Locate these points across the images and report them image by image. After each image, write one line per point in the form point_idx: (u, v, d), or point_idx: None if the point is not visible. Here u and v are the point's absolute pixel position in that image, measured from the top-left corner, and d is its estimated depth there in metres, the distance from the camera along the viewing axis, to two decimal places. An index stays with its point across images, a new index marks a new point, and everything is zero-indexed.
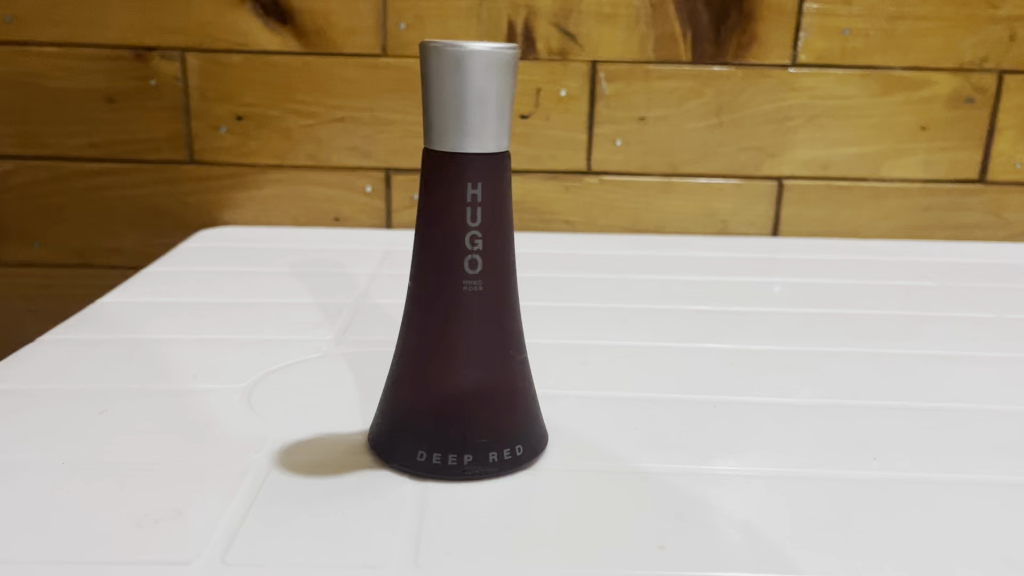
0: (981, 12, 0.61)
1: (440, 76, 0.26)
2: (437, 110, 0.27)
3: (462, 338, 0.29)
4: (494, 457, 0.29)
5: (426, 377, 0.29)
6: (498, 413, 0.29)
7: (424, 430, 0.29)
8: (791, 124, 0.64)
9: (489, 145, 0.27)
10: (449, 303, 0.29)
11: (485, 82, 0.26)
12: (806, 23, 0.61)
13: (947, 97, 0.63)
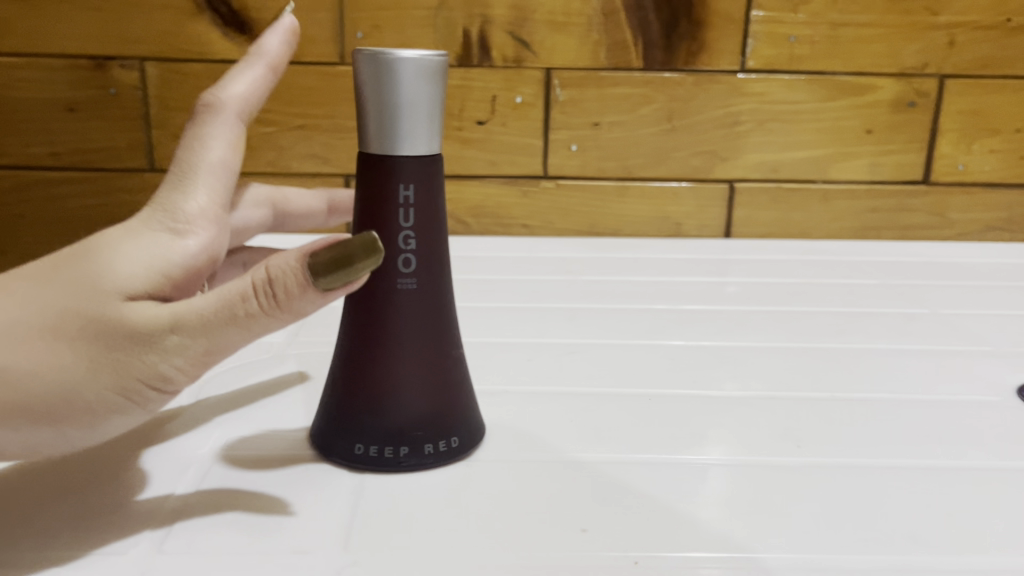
0: (922, 19, 0.63)
1: (372, 82, 0.27)
2: (370, 115, 0.28)
3: (397, 336, 0.30)
4: (429, 448, 0.30)
5: (363, 372, 0.30)
6: (434, 407, 0.30)
7: (362, 424, 0.30)
8: (741, 129, 0.65)
9: (422, 147, 0.28)
10: (385, 300, 0.29)
11: (414, 88, 0.27)
12: (754, 30, 0.63)
13: (890, 101, 0.65)
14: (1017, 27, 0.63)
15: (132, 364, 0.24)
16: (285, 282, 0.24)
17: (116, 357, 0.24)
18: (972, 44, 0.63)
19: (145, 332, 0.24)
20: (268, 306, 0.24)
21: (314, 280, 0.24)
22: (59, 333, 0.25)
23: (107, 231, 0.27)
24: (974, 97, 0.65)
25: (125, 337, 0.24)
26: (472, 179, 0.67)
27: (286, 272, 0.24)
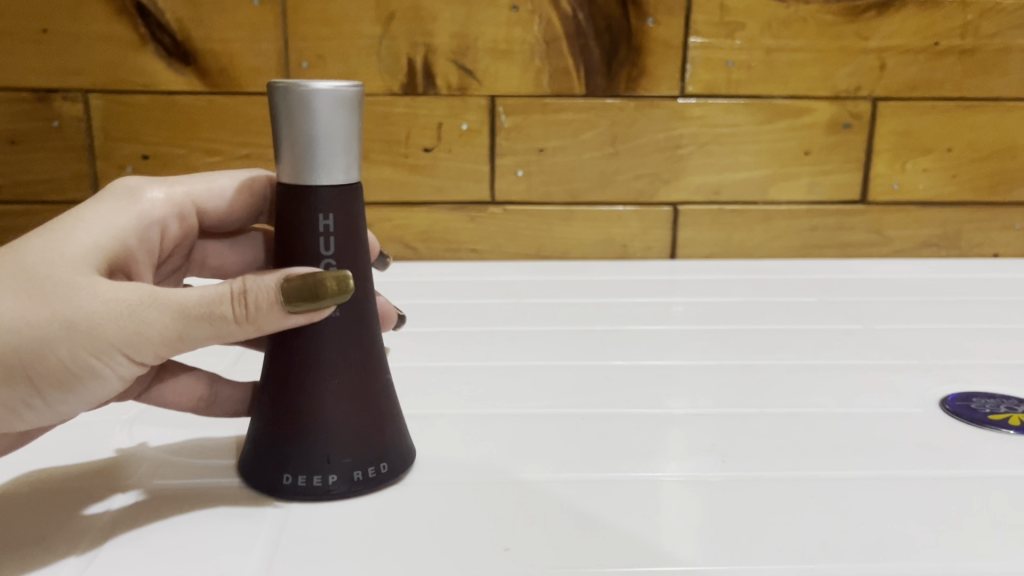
0: (853, 44, 0.65)
1: (288, 114, 0.28)
2: (288, 148, 0.28)
3: (321, 365, 0.30)
4: (358, 475, 0.30)
5: (290, 400, 0.30)
6: (361, 434, 0.30)
7: (289, 455, 0.30)
8: (682, 152, 0.67)
9: (340, 176, 0.29)
10: (308, 328, 0.30)
11: (329, 117, 0.28)
12: (691, 57, 0.65)
13: (826, 123, 0.67)
14: (944, 51, 0.65)
15: (101, 324, 0.26)
16: (258, 296, 0.26)
17: (90, 320, 0.26)
18: (901, 67, 0.66)
19: (118, 304, 0.26)
20: (238, 314, 0.26)
21: (284, 302, 0.26)
22: (27, 287, 0.26)
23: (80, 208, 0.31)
24: (906, 119, 0.67)
25: (96, 299, 0.26)
26: (420, 206, 0.67)
27: (260, 287, 0.26)
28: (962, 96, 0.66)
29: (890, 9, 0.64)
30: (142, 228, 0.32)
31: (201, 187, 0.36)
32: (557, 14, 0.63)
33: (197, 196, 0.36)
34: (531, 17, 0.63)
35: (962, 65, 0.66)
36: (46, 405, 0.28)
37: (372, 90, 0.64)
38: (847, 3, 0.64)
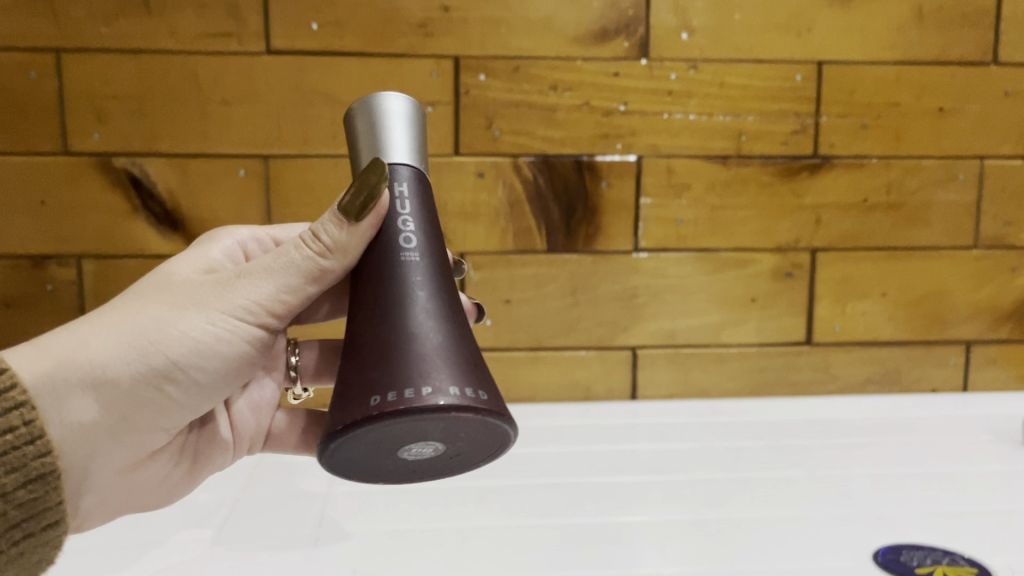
0: (790, 200, 0.71)
1: (363, 112, 0.37)
2: (364, 139, 0.37)
3: (406, 299, 0.34)
4: (453, 391, 0.32)
5: (379, 339, 0.34)
6: (448, 358, 0.33)
7: (379, 383, 0.32)
8: (638, 300, 0.72)
9: (401, 157, 0.37)
10: (393, 274, 0.35)
11: (394, 110, 0.37)
12: (644, 215, 0.71)
13: (770, 273, 0.72)
14: (873, 206, 0.72)
15: (207, 298, 0.39)
16: (329, 228, 0.37)
17: (203, 298, 0.39)
18: (836, 220, 0.72)
19: (217, 283, 0.39)
20: (316, 250, 0.38)
21: (344, 218, 0.36)
22: (145, 298, 0.39)
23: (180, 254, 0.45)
24: (843, 266, 0.72)
25: (197, 289, 0.39)
26: None
27: (327, 221, 0.37)
28: (892, 245, 0.73)
29: (822, 169, 0.71)
30: (226, 252, 0.46)
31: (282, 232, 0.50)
32: (519, 180, 0.69)
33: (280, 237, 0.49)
34: (495, 182, 0.69)
35: (889, 218, 0.72)
36: (190, 377, 0.39)
37: None
38: (782, 165, 0.71)
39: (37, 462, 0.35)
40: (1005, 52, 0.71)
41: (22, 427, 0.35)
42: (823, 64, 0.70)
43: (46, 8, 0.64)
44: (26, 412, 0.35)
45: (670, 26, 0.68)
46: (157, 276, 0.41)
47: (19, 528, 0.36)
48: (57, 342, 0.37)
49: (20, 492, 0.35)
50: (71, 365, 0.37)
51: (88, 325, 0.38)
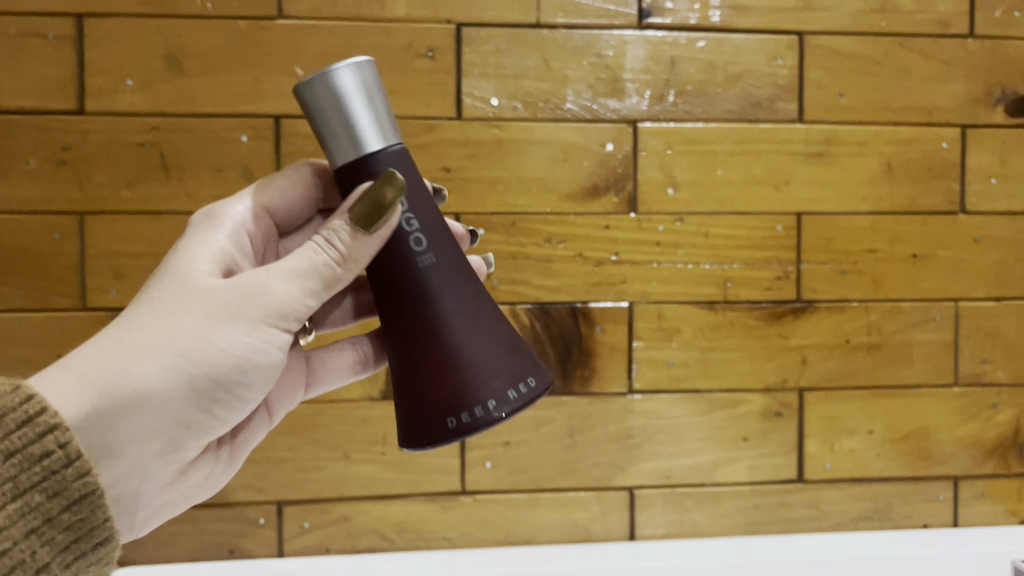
0: (777, 342, 0.74)
1: (322, 95, 0.41)
2: (331, 120, 0.41)
3: (441, 310, 0.43)
4: (510, 393, 0.43)
5: (438, 355, 0.43)
6: (494, 361, 0.43)
7: (452, 402, 0.42)
8: (633, 440, 0.74)
9: (372, 125, 0.42)
10: (420, 284, 0.43)
11: (350, 82, 0.41)
12: (637, 357, 0.73)
13: (759, 412, 0.75)
14: (855, 346, 0.75)
15: (235, 307, 0.41)
16: (342, 236, 0.42)
17: (232, 308, 0.41)
18: (821, 361, 0.75)
19: (243, 290, 0.42)
20: (333, 257, 0.42)
21: (359, 228, 0.41)
22: (174, 310, 0.41)
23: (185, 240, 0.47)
24: (830, 405, 0.75)
25: (224, 296, 0.42)
26: (395, 498, 0.72)
27: (340, 229, 0.42)
28: (875, 384, 0.76)
29: (805, 312, 0.75)
30: (232, 237, 0.48)
31: (262, 194, 0.52)
32: (516, 325, 0.72)
33: (263, 201, 0.52)
34: None
35: (871, 358, 0.75)
36: (225, 386, 0.43)
37: (353, 395, 0.71)
38: (768, 309, 0.74)
39: (77, 483, 0.38)
40: (971, 202, 0.76)
41: (58, 450, 0.37)
42: (801, 215, 0.74)
43: (72, 174, 0.68)
44: (60, 435, 0.37)
45: (657, 182, 0.73)
46: (180, 279, 0.43)
47: (70, 548, 0.39)
48: (98, 369, 0.40)
49: (66, 514, 0.38)
50: (115, 397, 0.40)
51: (124, 347, 0.41)
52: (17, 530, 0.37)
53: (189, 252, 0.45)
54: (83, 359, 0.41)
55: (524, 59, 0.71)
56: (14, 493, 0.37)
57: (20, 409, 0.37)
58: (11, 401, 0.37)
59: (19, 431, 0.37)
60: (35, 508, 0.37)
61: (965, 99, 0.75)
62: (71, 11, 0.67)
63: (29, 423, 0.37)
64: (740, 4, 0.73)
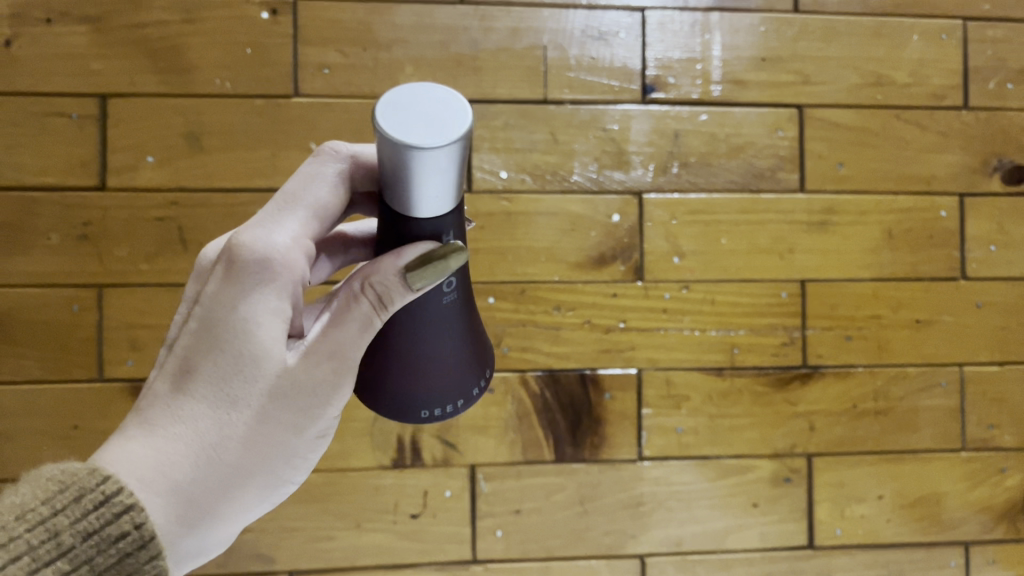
0: (784, 408, 0.75)
1: (406, 158, 0.31)
2: (403, 177, 0.32)
3: (444, 332, 0.41)
4: (474, 390, 0.44)
5: (427, 368, 0.41)
6: (472, 364, 0.43)
7: (426, 402, 0.42)
8: (644, 508, 0.74)
9: (441, 202, 0.34)
10: (433, 312, 0.40)
11: (445, 159, 0.31)
12: (646, 424, 0.74)
13: (769, 478, 0.75)
14: (862, 412, 0.76)
15: (312, 413, 0.40)
16: (389, 288, 0.37)
17: (310, 414, 0.40)
18: (828, 426, 0.76)
19: (320, 388, 0.39)
20: (379, 316, 0.38)
21: (408, 286, 0.37)
22: (250, 420, 0.38)
23: (227, 279, 0.38)
24: (839, 471, 0.76)
25: (305, 403, 0.39)
26: (406, 568, 0.72)
27: (389, 280, 0.37)
28: (883, 449, 0.76)
29: (811, 378, 0.76)
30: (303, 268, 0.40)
31: (308, 201, 0.43)
32: (527, 393, 0.73)
33: (307, 207, 0.43)
34: (505, 396, 0.73)
35: (878, 423, 0.76)
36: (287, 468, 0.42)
37: (365, 464, 0.72)
38: (775, 375, 0.75)
39: (148, 566, 0.35)
40: (972, 268, 0.77)
41: (133, 531, 0.34)
42: (806, 282, 0.76)
43: (92, 249, 0.69)
44: (137, 514, 0.35)
45: (662, 251, 0.74)
46: (247, 371, 0.38)
47: None
48: (178, 498, 0.37)
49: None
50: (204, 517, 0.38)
51: (203, 466, 0.37)
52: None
53: (249, 320, 0.38)
54: (162, 474, 0.36)
55: (532, 134, 0.73)
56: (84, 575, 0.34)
57: (93, 491, 0.35)
58: (87, 481, 0.35)
59: (93, 509, 0.34)
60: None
61: (962, 168, 0.78)
62: (95, 91, 0.69)
63: (105, 503, 0.35)
64: (740, 79, 0.75)
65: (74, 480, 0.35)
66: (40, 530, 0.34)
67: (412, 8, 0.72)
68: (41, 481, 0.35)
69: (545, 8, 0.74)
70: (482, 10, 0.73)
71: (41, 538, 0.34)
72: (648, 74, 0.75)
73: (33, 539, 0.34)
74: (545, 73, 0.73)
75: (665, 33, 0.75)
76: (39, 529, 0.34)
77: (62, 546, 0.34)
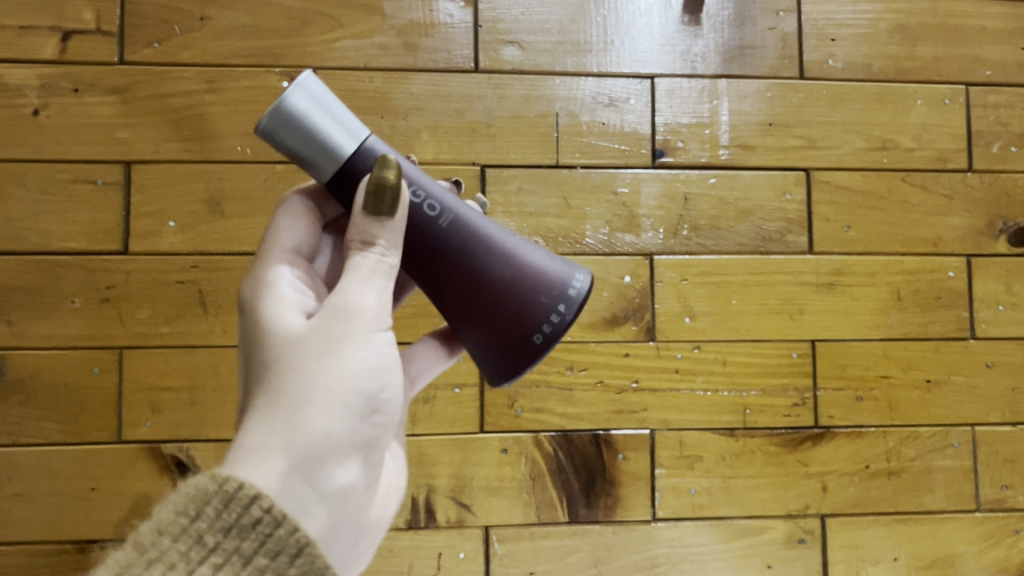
0: (797, 468, 0.75)
1: (282, 119, 0.44)
2: (298, 137, 0.44)
3: (485, 258, 0.47)
4: (569, 293, 0.48)
5: (501, 297, 0.47)
6: (543, 275, 0.48)
7: (529, 325, 0.47)
8: (658, 570, 0.74)
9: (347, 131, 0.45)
10: (459, 246, 0.47)
11: (306, 97, 0.44)
12: (660, 485, 0.74)
13: (783, 539, 0.75)
14: (875, 472, 0.76)
15: (345, 334, 0.43)
16: (362, 229, 0.44)
17: (343, 335, 0.42)
18: (841, 487, 0.76)
19: (347, 312, 0.43)
20: (374, 252, 0.44)
21: (369, 212, 0.44)
22: (290, 369, 0.42)
23: (247, 326, 0.46)
24: (853, 532, 0.76)
25: (331, 332, 0.42)
26: None
27: (358, 225, 0.44)
28: (897, 510, 0.76)
29: (823, 439, 0.76)
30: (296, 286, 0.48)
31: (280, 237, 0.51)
32: (541, 454, 0.73)
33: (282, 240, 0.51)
34: (518, 457, 0.73)
35: (892, 483, 0.76)
36: (374, 400, 0.43)
37: None
38: (787, 436, 0.76)
39: (290, 539, 0.36)
40: (981, 328, 0.78)
41: (265, 515, 0.36)
42: (816, 343, 0.76)
43: (114, 311, 0.71)
44: (264, 499, 0.36)
45: (674, 312, 0.75)
46: (274, 347, 0.43)
47: None
48: (253, 449, 0.39)
49: (294, 568, 0.36)
50: (293, 458, 0.40)
51: (265, 421, 0.40)
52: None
53: (266, 325, 0.44)
54: (233, 448, 0.40)
55: (545, 198, 0.75)
56: (235, 564, 0.35)
57: (216, 490, 0.36)
58: (210, 486, 0.36)
59: (225, 507, 0.36)
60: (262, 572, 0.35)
61: (969, 230, 0.79)
62: (120, 158, 0.72)
63: (232, 499, 0.36)
64: (747, 143, 0.77)
65: (194, 488, 0.36)
66: (186, 536, 0.35)
67: (428, 77, 0.75)
68: (167, 501, 0.36)
69: (557, 76, 0.76)
70: (496, 78, 0.75)
71: (189, 544, 0.35)
72: (657, 139, 0.76)
73: (180, 547, 0.35)
74: (557, 139, 0.75)
75: (674, 99, 0.77)
76: (186, 536, 0.35)
77: (209, 546, 0.35)
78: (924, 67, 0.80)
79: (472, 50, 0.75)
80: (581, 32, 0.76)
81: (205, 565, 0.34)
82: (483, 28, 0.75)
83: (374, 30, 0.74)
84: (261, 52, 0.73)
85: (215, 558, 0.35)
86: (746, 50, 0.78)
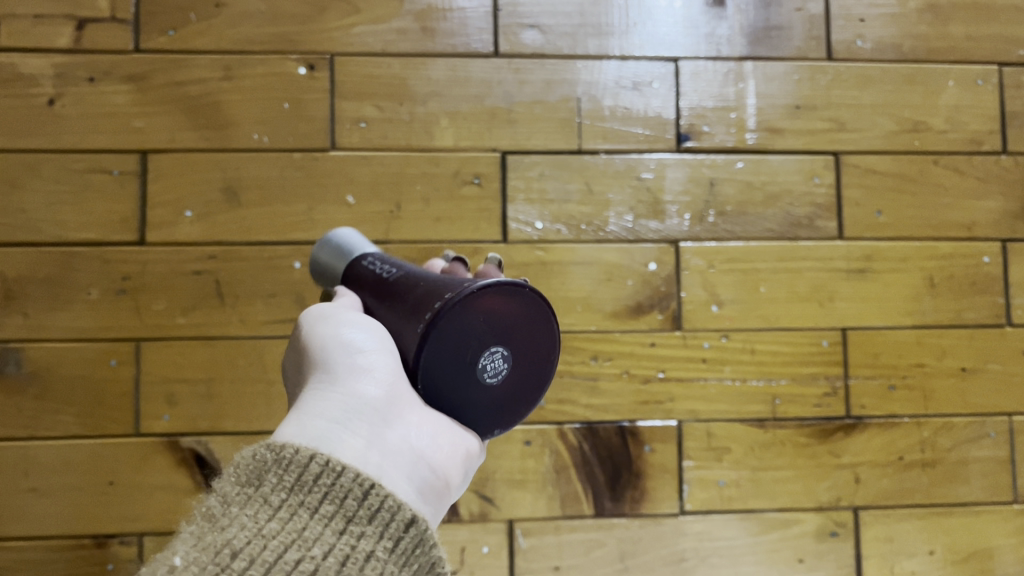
0: (828, 460, 0.73)
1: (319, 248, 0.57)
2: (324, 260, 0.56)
3: (419, 282, 0.47)
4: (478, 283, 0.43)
5: (417, 299, 0.45)
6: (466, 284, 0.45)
7: (428, 306, 0.43)
8: (687, 564, 0.72)
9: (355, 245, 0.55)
10: (400, 278, 0.48)
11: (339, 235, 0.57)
12: (688, 477, 0.72)
13: (814, 532, 0.73)
14: (909, 463, 0.74)
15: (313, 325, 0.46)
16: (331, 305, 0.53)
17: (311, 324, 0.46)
18: (874, 478, 0.74)
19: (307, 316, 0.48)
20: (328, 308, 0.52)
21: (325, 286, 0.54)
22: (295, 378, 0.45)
23: None
24: (887, 525, 0.74)
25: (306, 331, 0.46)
26: None
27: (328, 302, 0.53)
28: (933, 502, 0.74)
29: (855, 430, 0.74)
30: None
31: None
32: (564, 446, 0.72)
33: None
34: (542, 449, 0.71)
35: (927, 475, 0.74)
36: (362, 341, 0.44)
37: None
38: (817, 426, 0.74)
39: (356, 482, 0.36)
40: (1017, 314, 0.76)
41: (325, 468, 0.36)
42: (847, 331, 0.74)
43: (131, 302, 0.70)
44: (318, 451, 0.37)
45: (700, 300, 0.73)
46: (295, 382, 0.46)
47: (386, 535, 0.35)
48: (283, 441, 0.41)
49: (362, 510, 0.36)
50: (303, 415, 0.40)
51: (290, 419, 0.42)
52: (329, 535, 0.34)
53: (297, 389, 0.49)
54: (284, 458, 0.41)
55: (567, 184, 0.73)
56: (303, 513, 0.35)
57: (271, 455, 0.37)
58: (266, 455, 0.37)
59: (284, 470, 0.36)
60: (331, 517, 0.35)
61: (1004, 214, 0.77)
62: (136, 147, 0.70)
63: (291, 462, 0.36)
64: (775, 127, 0.75)
65: (251, 460, 0.37)
66: (252, 503, 0.35)
67: (447, 62, 0.73)
68: (227, 477, 0.37)
69: (579, 60, 0.74)
70: (516, 63, 0.74)
71: (255, 508, 0.35)
72: (682, 123, 0.75)
73: (247, 511, 0.35)
74: (578, 125, 0.74)
75: (698, 82, 0.75)
76: (252, 501, 0.35)
77: (275, 505, 0.35)
78: (956, 46, 0.78)
79: (491, 34, 0.74)
80: (602, 15, 0.75)
81: (274, 521, 0.35)
82: (502, 12, 0.74)
83: (392, 14, 0.73)
84: (277, 39, 0.72)
85: (283, 512, 0.35)
86: (773, 32, 0.76)
